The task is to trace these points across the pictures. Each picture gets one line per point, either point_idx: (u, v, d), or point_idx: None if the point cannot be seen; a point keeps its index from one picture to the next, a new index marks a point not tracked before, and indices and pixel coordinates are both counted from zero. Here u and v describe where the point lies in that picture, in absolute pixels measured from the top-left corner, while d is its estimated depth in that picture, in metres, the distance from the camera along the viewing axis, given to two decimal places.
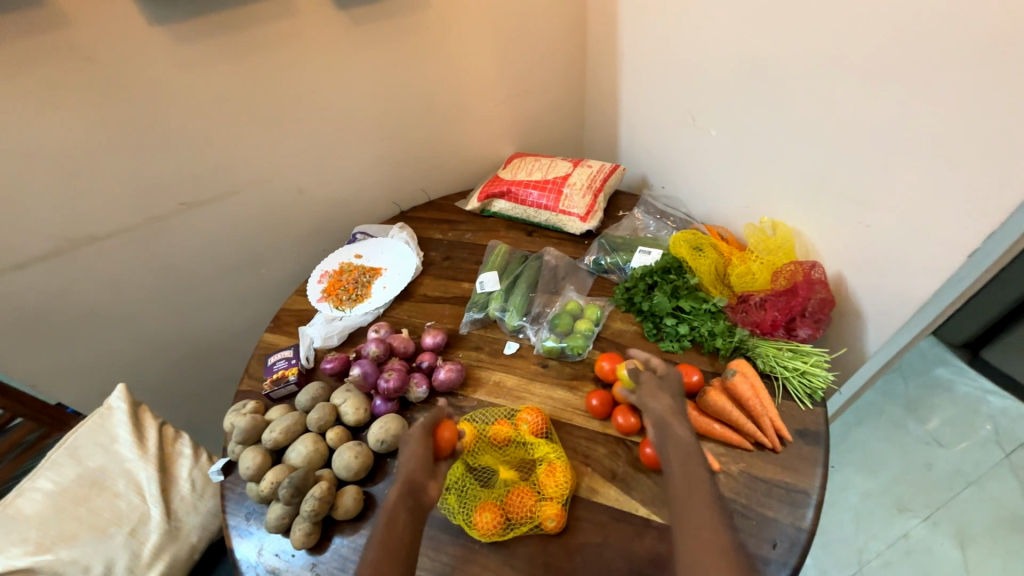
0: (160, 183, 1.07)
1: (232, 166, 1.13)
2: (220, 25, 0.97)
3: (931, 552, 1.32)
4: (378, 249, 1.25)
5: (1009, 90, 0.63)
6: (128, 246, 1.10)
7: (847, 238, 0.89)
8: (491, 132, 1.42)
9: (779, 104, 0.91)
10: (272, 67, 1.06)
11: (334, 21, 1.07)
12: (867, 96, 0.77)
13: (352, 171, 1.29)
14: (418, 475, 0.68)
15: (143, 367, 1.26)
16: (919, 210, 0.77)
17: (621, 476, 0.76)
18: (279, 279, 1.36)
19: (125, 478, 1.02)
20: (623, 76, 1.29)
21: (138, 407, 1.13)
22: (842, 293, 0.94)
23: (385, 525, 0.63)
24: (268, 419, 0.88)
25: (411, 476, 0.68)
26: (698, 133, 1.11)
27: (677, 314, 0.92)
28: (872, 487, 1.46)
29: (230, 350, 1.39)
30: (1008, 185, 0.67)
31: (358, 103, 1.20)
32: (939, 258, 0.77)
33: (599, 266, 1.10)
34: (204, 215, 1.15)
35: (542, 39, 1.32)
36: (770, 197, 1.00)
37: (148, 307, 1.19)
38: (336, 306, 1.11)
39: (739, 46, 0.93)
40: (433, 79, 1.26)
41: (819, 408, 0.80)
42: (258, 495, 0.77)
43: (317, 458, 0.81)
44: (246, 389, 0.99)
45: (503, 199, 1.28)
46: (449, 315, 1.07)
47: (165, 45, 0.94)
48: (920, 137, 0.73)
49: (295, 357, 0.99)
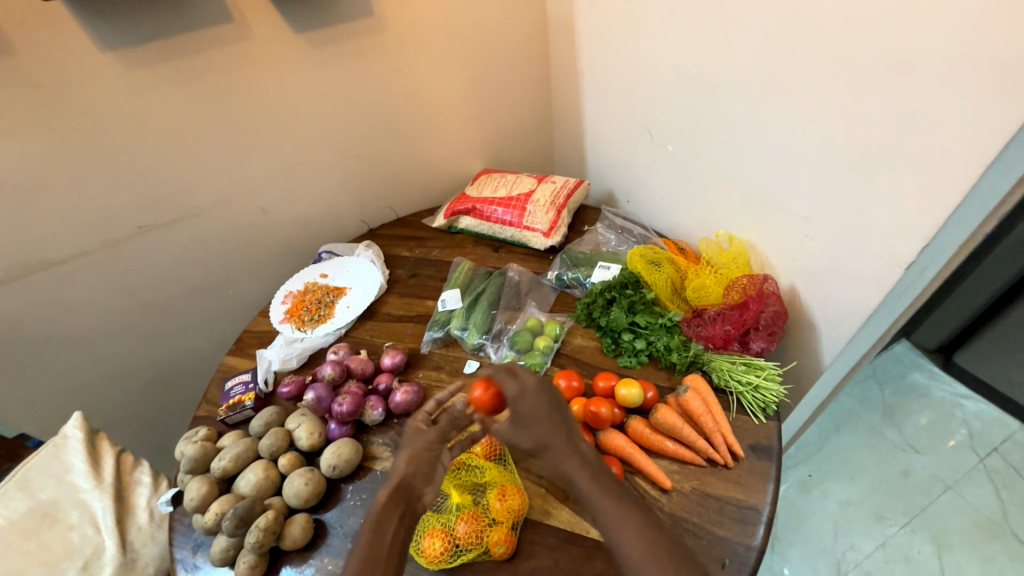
0: (117, 206, 1.06)
1: (193, 189, 1.13)
2: (174, 51, 0.97)
3: (908, 559, 1.32)
4: (343, 268, 1.24)
5: (927, 107, 0.65)
6: (85, 271, 1.08)
7: (798, 250, 0.90)
8: (458, 148, 1.43)
9: (729, 119, 0.93)
10: (229, 90, 1.06)
11: (292, 44, 1.08)
12: (806, 111, 0.79)
13: (317, 190, 1.29)
14: (418, 481, 0.68)
15: (103, 393, 1.24)
16: (860, 223, 0.78)
17: (574, 497, 0.75)
18: (245, 300, 1.34)
19: (78, 509, 0.99)
20: (586, 92, 1.31)
21: (94, 436, 1.11)
22: (797, 305, 0.95)
23: (382, 534, 0.62)
24: (219, 447, 0.86)
25: (413, 481, 0.68)
26: (656, 148, 1.13)
27: (633, 329, 0.92)
28: (850, 494, 1.45)
29: (196, 372, 1.37)
30: (936, 199, 0.68)
31: (320, 123, 1.20)
32: (881, 270, 0.78)
33: (561, 281, 1.11)
34: (164, 237, 1.14)
35: (505, 57, 1.34)
36: (725, 211, 1.02)
37: (109, 332, 1.17)
38: (297, 327, 1.10)
39: (690, 64, 0.96)
40: (397, 97, 1.27)
41: (772, 422, 0.81)
42: (203, 527, 0.75)
43: (267, 486, 0.79)
44: (202, 414, 0.97)
45: (469, 216, 1.29)
46: (411, 334, 1.06)
47: (118, 71, 0.94)
48: (856, 152, 0.75)
49: (252, 381, 0.98)
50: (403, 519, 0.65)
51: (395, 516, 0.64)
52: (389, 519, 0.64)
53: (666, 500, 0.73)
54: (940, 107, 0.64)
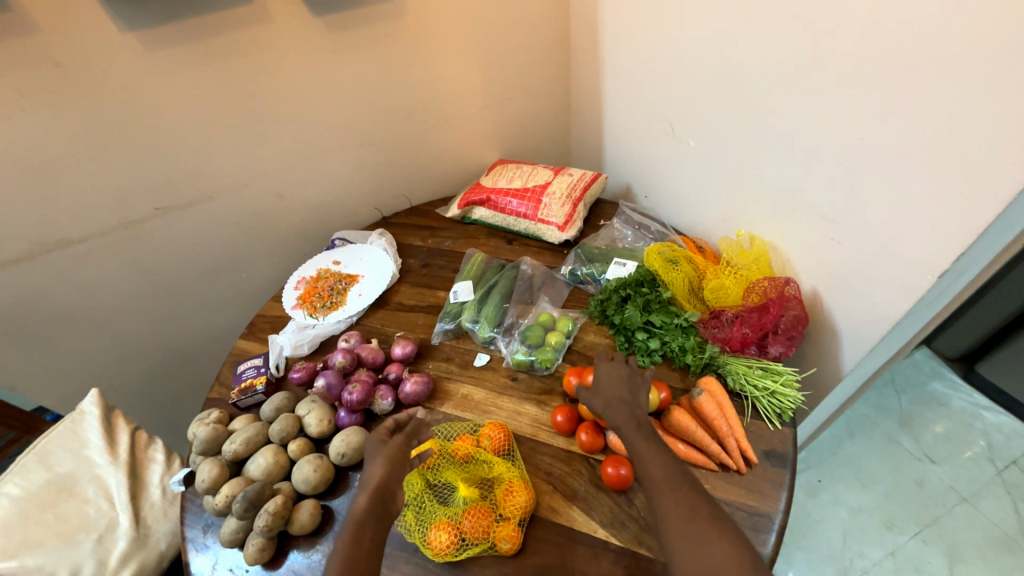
0: (134, 187, 1.06)
1: (209, 172, 1.13)
2: (190, 32, 0.96)
3: (918, 570, 1.29)
4: (356, 256, 1.24)
5: (972, 107, 0.61)
6: (102, 251, 1.09)
7: (822, 253, 0.87)
8: (474, 138, 1.41)
9: (756, 115, 0.89)
10: (245, 73, 1.05)
11: (309, 27, 1.06)
12: (838, 109, 0.76)
13: (331, 177, 1.28)
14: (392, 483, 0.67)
15: (120, 371, 1.26)
16: (891, 228, 0.75)
17: (582, 496, 0.74)
18: (258, 284, 1.35)
19: (94, 483, 1.02)
20: (606, 83, 1.28)
21: (110, 412, 1.13)
22: (819, 309, 0.92)
23: (359, 539, 0.61)
24: (230, 429, 0.87)
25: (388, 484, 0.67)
26: (678, 143, 1.10)
27: (648, 328, 0.90)
28: (860, 502, 1.43)
29: (209, 354, 1.39)
30: (974, 206, 0.64)
31: (336, 109, 1.19)
32: (911, 278, 0.75)
33: (575, 277, 1.09)
34: (180, 219, 1.15)
35: (524, 45, 1.31)
36: (747, 210, 0.99)
37: (124, 311, 1.19)
38: (309, 314, 1.10)
39: (717, 55, 0.92)
40: (413, 84, 1.25)
41: (788, 429, 0.79)
42: (214, 508, 0.76)
43: (276, 471, 0.79)
44: (214, 397, 0.99)
45: (483, 207, 1.27)
46: (422, 325, 1.06)
47: (135, 51, 0.94)
48: (891, 154, 0.71)
49: (264, 365, 0.99)
50: (379, 523, 0.64)
51: (371, 520, 0.63)
52: (365, 524, 0.63)
53: None
54: (986, 108, 0.60)
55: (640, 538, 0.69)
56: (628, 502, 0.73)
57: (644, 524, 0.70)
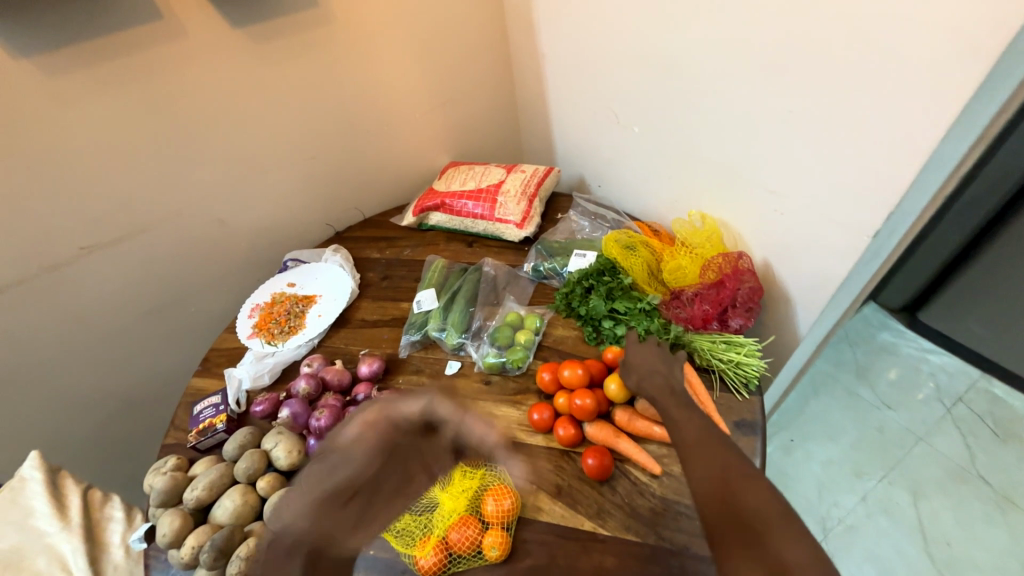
0: (53, 227, 0.98)
1: (138, 203, 1.05)
2: (100, 55, 0.90)
3: (888, 511, 1.37)
4: (311, 276, 1.19)
5: (884, 74, 0.65)
6: (26, 300, 1.00)
7: (768, 226, 0.91)
8: (422, 143, 1.38)
9: (694, 96, 0.91)
10: (167, 95, 0.99)
11: (230, 40, 1.01)
12: (768, 84, 0.79)
13: (277, 197, 1.23)
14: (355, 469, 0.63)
15: (62, 428, 1.16)
16: (828, 197, 0.79)
17: (566, 491, 0.74)
18: (210, 317, 1.28)
19: (45, 553, 0.93)
20: (548, 76, 1.28)
21: (56, 474, 1.04)
22: (771, 280, 0.96)
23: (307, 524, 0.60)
24: (191, 475, 0.81)
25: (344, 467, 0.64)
26: (623, 131, 1.12)
27: (613, 316, 0.91)
28: (830, 454, 1.51)
29: (163, 397, 1.30)
30: (896, 165, 0.69)
31: (272, 124, 1.14)
32: (851, 242, 0.79)
33: (538, 272, 1.09)
34: (112, 257, 1.07)
35: (462, 45, 1.29)
36: (695, 192, 1.02)
37: (61, 362, 1.09)
38: (267, 341, 1.05)
39: (651, 44, 0.94)
40: (351, 92, 1.21)
41: (755, 397, 0.82)
42: (181, 562, 0.72)
43: (246, 512, 0.75)
44: (171, 442, 0.92)
45: (439, 212, 1.25)
46: (388, 339, 1.03)
47: (36, 79, 0.86)
48: (817, 124, 0.75)
49: (223, 402, 0.93)
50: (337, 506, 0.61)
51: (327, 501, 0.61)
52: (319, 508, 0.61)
53: (658, 485, 0.73)
54: (897, 75, 0.63)
55: (628, 524, 0.70)
56: (612, 490, 0.74)
57: (629, 510, 0.71)
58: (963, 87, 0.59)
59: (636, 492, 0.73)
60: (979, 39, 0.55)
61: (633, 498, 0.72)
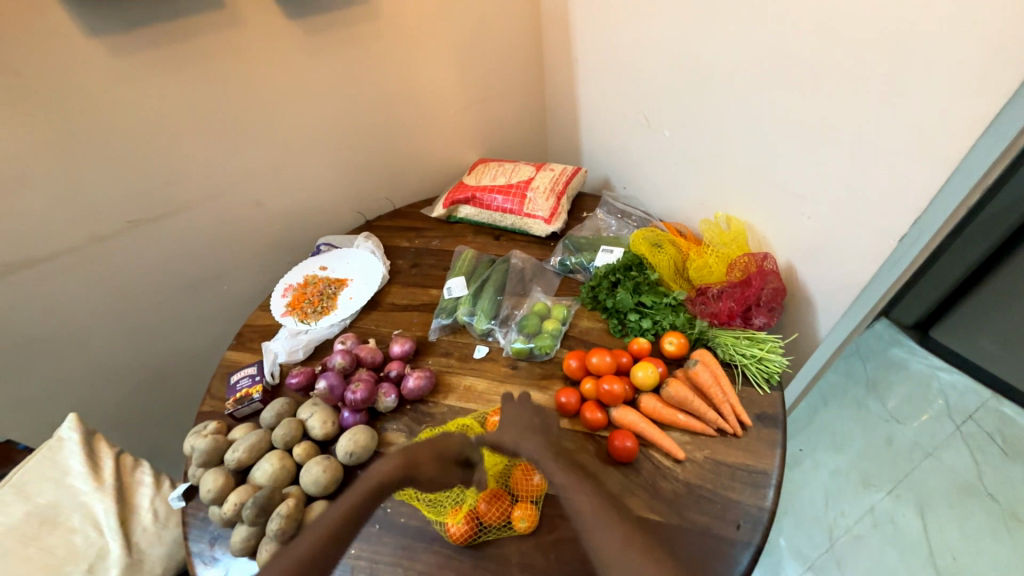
0: (105, 199, 1.03)
1: (186, 181, 1.10)
2: (161, 38, 0.95)
3: (895, 523, 1.38)
4: (343, 260, 1.23)
5: (917, 84, 0.68)
6: (73, 268, 1.05)
7: (793, 229, 0.94)
8: (454, 138, 1.43)
9: (727, 102, 0.95)
10: (219, 79, 1.04)
11: (282, 30, 1.06)
12: (799, 92, 0.82)
13: (314, 183, 1.28)
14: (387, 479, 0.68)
15: (96, 395, 1.20)
16: (855, 203, 0.82)
17: (591, 471, 0.77)
18: (241, 295, 1.32)
19: (80, 511, 0.94)
20: (580, 80, 1.32)
21: (91, 437, 1.06)
22: (793, 282, 0.99)
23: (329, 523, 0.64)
24: (230, 439, 0.85)
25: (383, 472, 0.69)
26: (653, 134, 1.15)
27: (639, 309, 0.95)
28: (838, 464, 1.52)
29: (191, 371, 1.34)
30: (925, 172, 0.71)
31: (314, 112, 1.19)
32: (877, 245, 0.82)
33: (564, 266, 1.12)
34: (156, 232, 1.11)
35: (498, 46, 1.34)
36: (722, 195, 1.05)
37: (100, 331, 1.14)
38: (301, 319, 1.08)
39: (687, 52, 0.97)
40: (390, 85, 1.25)
41: (776, 392, 0.84)
42: (222, 519, 0.75)
43: (284, 475, 0.79)
44: (207, 410, 0.96)
45: (468, 205, 1.29)
46: (418, 323, 1.06)
47: (101, 57, 0.91)
48: (847, 131, 0.78)
49: (259, 374, 0.97)
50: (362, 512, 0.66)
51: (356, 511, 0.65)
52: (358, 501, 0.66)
53: (681, 470, 0.76)
54: (930, 84, 0.66)
55: (651, 505, 0.73)
56: (635, 472, 0.76)
57: (653, 492, 0.74)
58: (993, 100, 0.62)
59: (660, 474, 0.76)
60: (1014, 52, 0.58)
61: (656, 481, 0.75)
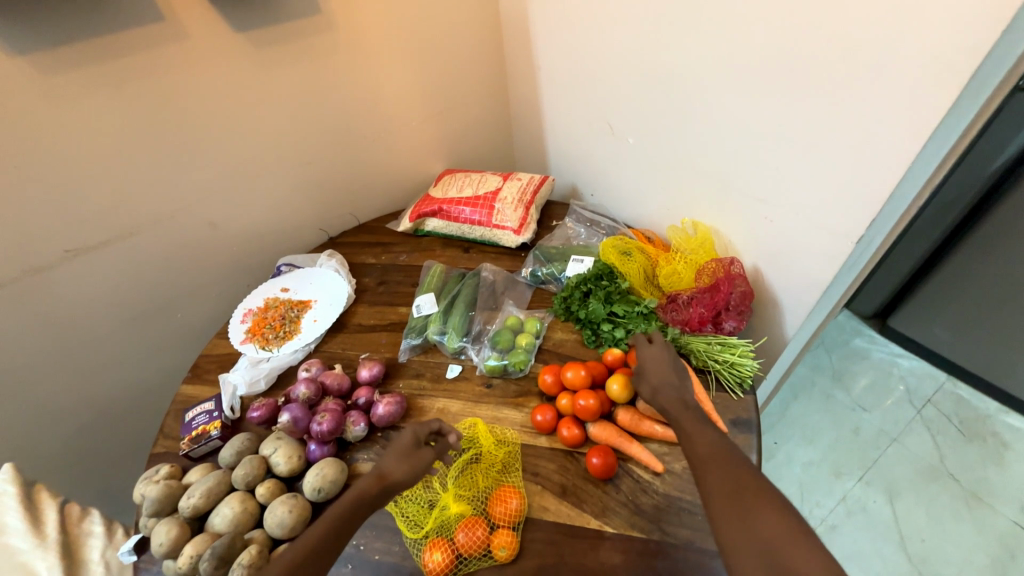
0: (39, 229, 0.94)
1: (129, 206, 1.03)
2: (96, 53, 0.88)
3: (867, 509, 1.43)
4: (306, 280, 1.17)
5: (870, 90, 0.69)
6: (4, 305, 0.96)
7: (757, 233, 0.96)
8: (417, 149, 1.39)
9: (688, 109, 0.95)
10: (163, 95, 0.98)
11: (229, 42, 1.00)
12: (758, 98, 0.83)
13: (272, 201, 1.22)
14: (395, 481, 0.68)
15: (35, 441, 1.10)
16: (815, 207, 0.83)
17: (571, 490, 0.76)
18: (197, 323, 1.25)
19: (18, 573, 0.84)
20: (543, 87, 1.31)
21: (31, 488, 0.97)
22: (759, 285, 1.01)
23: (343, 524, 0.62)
24: (186, 483, 0.80)
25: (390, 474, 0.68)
26: (616, 141, 1.16)
27: (612, 319, 0.94)
28: (811, 457, 1.56)
29: (144, 406, 1.25)
30: (878, 175, 0.74)
31: (269, 128, 1.14)
32: (836, 248, 0.84)
33: (536, 278, 1.11)
34: (98, 260, 1.03)
35: (458, 55, 1.32)
36: (688, 201, 1.06)
37: (38, 370, 1.04)
38: (262, 346, 1.03)
39: (646, 61, 0.98)
40: (347, 97, 1.21)
41: (749, 396, 0.85)
42: (177, 573, 0.70)
43: (246, 519, 0.74)
44: (160, 451, 0.89)
45: (435, 218, 1.26)
46: (387, 344, 1.03)
47: (26, 76, 0.84)
48: (805, 135, 0.80)
49: (216, 409, 0.91)
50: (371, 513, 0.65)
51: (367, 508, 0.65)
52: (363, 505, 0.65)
53: (660, 483, 0.75)
54: (882, 91, 0.68)
55: (633, 522, 0.71)
56: (616, 489, 0.75)
57: (634, 508, 0.73)
58: (940, 105, 0.64)
59: (639, 489, 0.75)
60: (959, 61, 0.60)
61: (637, 496, 0.74)
